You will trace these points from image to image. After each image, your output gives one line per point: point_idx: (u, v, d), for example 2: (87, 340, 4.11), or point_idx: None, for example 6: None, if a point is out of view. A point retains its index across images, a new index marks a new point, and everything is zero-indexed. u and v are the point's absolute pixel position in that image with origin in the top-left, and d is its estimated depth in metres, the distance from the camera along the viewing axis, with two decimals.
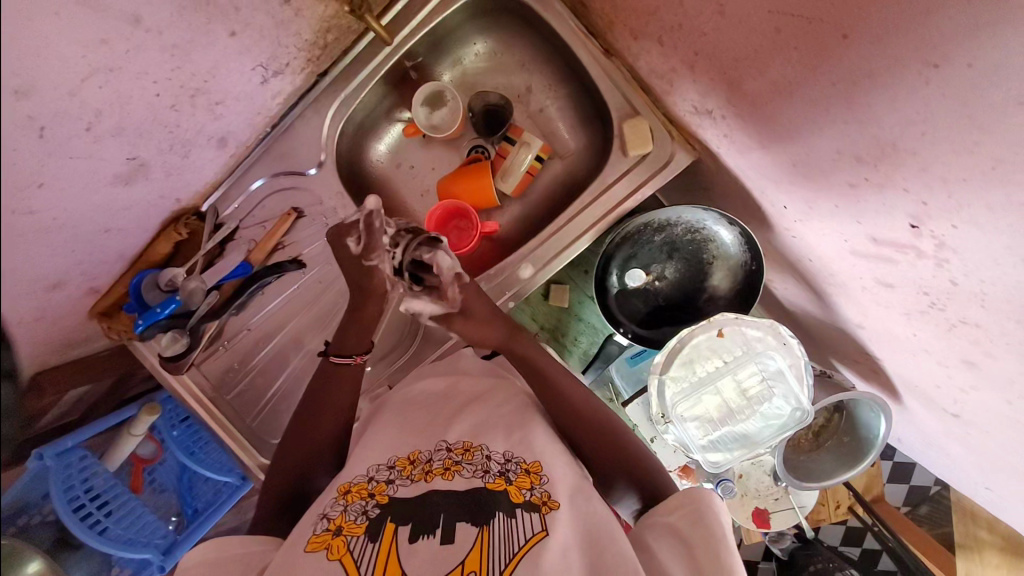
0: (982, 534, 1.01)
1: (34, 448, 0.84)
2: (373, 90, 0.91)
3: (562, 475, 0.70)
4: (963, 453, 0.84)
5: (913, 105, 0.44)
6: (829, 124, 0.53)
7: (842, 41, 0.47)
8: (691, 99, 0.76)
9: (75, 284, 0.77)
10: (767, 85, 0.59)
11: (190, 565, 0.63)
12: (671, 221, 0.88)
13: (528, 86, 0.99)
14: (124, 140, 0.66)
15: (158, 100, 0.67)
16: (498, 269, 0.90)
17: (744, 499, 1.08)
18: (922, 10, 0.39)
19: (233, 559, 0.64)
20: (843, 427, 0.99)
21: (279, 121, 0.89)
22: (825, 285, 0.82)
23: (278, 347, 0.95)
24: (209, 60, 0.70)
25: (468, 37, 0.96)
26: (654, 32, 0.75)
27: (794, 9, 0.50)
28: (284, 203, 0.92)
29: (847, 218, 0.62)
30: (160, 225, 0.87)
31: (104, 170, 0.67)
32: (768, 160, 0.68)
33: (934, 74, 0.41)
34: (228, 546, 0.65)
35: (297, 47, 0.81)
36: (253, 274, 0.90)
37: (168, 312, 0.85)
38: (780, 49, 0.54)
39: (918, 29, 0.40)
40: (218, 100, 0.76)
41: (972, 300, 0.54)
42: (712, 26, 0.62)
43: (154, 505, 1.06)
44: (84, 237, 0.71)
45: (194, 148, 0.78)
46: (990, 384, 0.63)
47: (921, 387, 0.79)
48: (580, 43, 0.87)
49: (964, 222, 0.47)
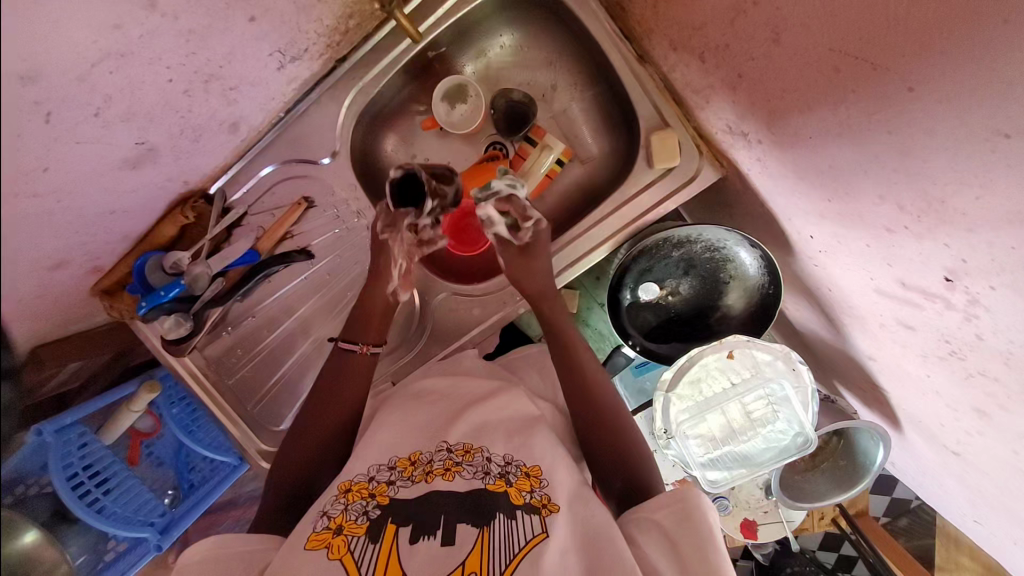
0: (963, 559, 1.03)
1: (34, 423, 0.83)
2: (393, 79, 0.88)
3: (561, 482, 0.69)
4: (957, 487, 0.84)
5: (972, 167, 0.41)
6: (877, 171, 0.51)
7: (907, 93, 0.43)
8: (727, 119, 0.73)
9: (78, 265, 0.75)
10: (814, 119, 0.56)
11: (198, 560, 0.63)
12: (692, 239, 0.85)
13: (553, 84, 0.95)
14: (133, 125, 0.63)
15: (170, 86, 0.63)
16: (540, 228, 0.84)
17: (734, 509, 1.10)
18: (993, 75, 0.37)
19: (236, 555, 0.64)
20: (839, 450, 1.00)
21: (293, 106, 0.86)
22: (841, 315, 0.82)
23: (283, 336, 0.94)
24: (225, 46, 0.66)
25: (494, 28, 0.92)
26: (696, 47, 0.71)
27: (857, 50, 0.47)
28: (294, 191, 0.89)
29: (876, 259, 0.61)
30: (168, 206, 0.84)
31: (111, 156, 0.63)
32: (803, 191, 0.66)
33: (1003, 143, 0.38)
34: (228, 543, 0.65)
35: (316, 33, 0.77)
36: (260, 263, 0.87)
37: (172, 296, 0.83)
38: (833, 87, 0.51)
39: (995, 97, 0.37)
40: (232, 85, 0.72)
41: (995, 357, 0.53)
42: (762, 52, 0.59)
43: (151, 479, 1.07)
44: (90, 217, 0.69)
45: (205, 133, 0.75)
46: (998, 433, 0.62)
47: (925, 423, 0.79)
48: (614, 46, 0.83)
49: (1002, 284, 0.45)
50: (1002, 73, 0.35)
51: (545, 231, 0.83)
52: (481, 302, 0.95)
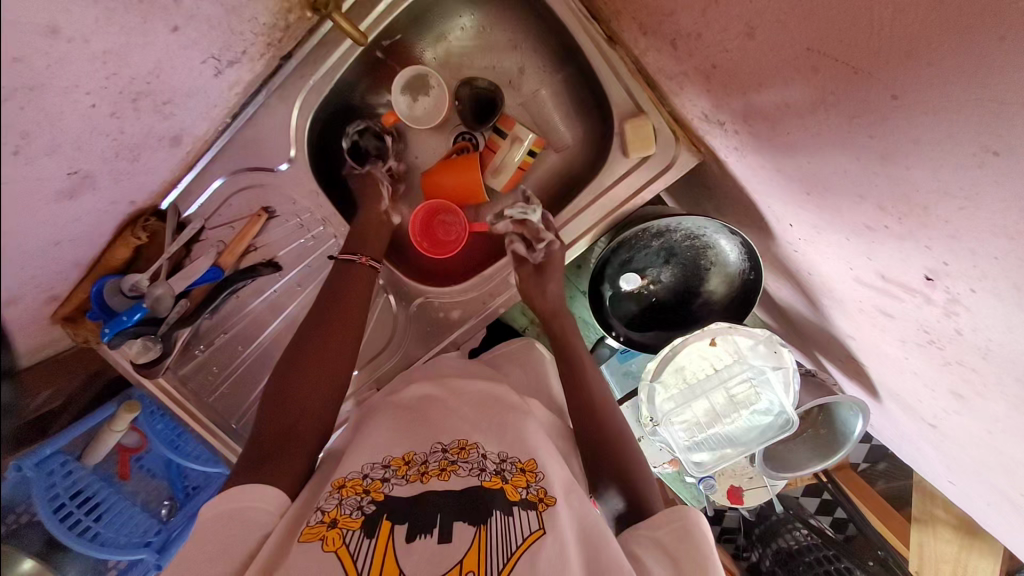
0: (938, 511, 1.07)
1: (13, 459, 0.80)
2: (346, 74, 0.82)
3: (555, 473, 0.71)
4: (932, 452, 0.87)
5: (956, 179, 0.39)
6: (858, 173, 0.49)
7: (890, 102, 0.40)
8: (701, 107, 0.70)
9: (29, 300, 0.70)
10: (792, 116, 0.53)
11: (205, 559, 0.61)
12: (671, 228, 0.83)
13: (520, 68, 0.89)
14: (61, 157, 0.57)
15: (95, 111, 0.57)
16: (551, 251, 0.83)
17: (721, 478, 1.14)
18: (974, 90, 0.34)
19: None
20: (819, 421, 1.03)
21: (240, 110, 0.80)
22: (821, 297, 0.81)
23: (260, 350, 0.92)
24: (149, 61, 0.59)
25: (451, 9, 0.85)
26: (667, 33, 0.66)
27: (837, 52, 0.43)
28: (252, 200, 0.84)
29: (857, 252, 0.60)
30: (117, 227, 0.78)
31: (41, 192, 0.58)
32: (781, 181, 0.64)
33: (991, 160, 0.35)
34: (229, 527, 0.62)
35: (253, 33, 0.71)
36: (226, 279, 0.84)
37: (136, 319, 0.79)
38: (810, 86, 0.48)
39: (982, 115, 0.34)
40: (166, 99, 0.66)
41: (974, 350, 0.53)
42: (736, 45, 0.55)
43: (143, 492, 1.05)
44: (35, 253, 0.64)
45: (145, 151, 0.69)
46: (974, 414, 0.64)
47: (903, 397, 0.81)
48: (581, 28, 0.78)
49: (983, 288, 0.44)
50: (996, 91, 0.33)
51: (560, 253, 0.83)
52: (461, 304, 0.92)
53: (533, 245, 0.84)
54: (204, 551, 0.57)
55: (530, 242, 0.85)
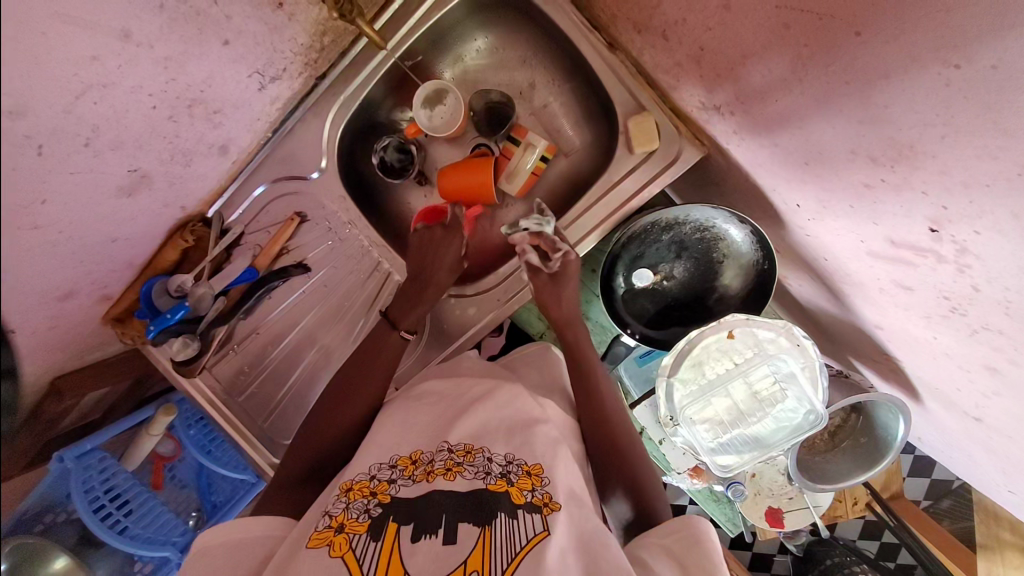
0: (1004, 534, 0.96)
1: (55, 451, 0.89)
2: (373, 92, 0.91)
3: (563, 475, 0.69)
4: (984, 456, 0.80)
5: (933, 106, 0.42)
6: (843, 123, 0.51)
7: (854, 38, 0.45)
8: (698, 96, 0.74)
9: (86, 294, 0.78)
10: (776, 82, 0.57)
11: (209, 548, 0.63)
12: (680, 220, 0.85)
13: (531, 81, 0.97)
14: (124, 153, 0.66)
15: (155, 113, 0.67)
16: (565, 254, 0.83)
17: (756, 498, 1.05)
18: (941, 6, 0.38)
19: (240, 549, 0.63)
20: (859, 427, 0.96)
21: (280, 125, 0.90)
22: (841, 286, 0.78)
23: (291, 347, 0.94)
24: (202, 70, 0.69)
25: (468, 32, 0.95)
26: (658, 26, 0.72)
27: (801, 4, 0.48)
28: (286, 208, 0.92)
29: (862, 218, 0.59)
30: (168, 232, 0.87)
31: (107, 183, 0.66)
32: (780, 157, 0.65)
33: (955, 74, 0.39)
34: (234, 528, 0.64)
35: (292, 52, 0.81)
36: (260, 279, 0.90)
37: (178, 318, 0.85)
38: (787, 45, 0.53)
39: (939, 29, 0.39)
40: (216, 108, 0.76)
41: (995, 307, 0.51)
42: (716, 20, 0.61)
43: (175, 502, 1.06)
44: (94, 247, 0.72)
45: (196, 157, 0.79)
46: (1013, 391, 0.59)
47: (942, 390, 0.75)
48: (584, 37, 0.84)
49: (987, 228, 0.44)
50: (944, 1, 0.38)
51: (574, 263, 0.84)
52: (476, 302, 0.94)
53: (547, 256, 0.85)
54: (215, 559, 0.62)
55: (545, 253, 0.85)
